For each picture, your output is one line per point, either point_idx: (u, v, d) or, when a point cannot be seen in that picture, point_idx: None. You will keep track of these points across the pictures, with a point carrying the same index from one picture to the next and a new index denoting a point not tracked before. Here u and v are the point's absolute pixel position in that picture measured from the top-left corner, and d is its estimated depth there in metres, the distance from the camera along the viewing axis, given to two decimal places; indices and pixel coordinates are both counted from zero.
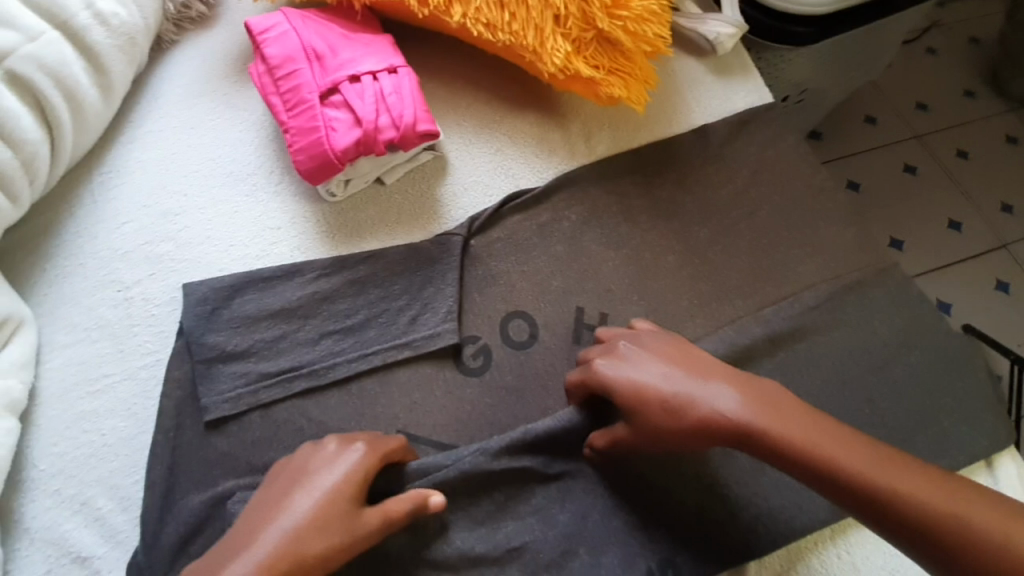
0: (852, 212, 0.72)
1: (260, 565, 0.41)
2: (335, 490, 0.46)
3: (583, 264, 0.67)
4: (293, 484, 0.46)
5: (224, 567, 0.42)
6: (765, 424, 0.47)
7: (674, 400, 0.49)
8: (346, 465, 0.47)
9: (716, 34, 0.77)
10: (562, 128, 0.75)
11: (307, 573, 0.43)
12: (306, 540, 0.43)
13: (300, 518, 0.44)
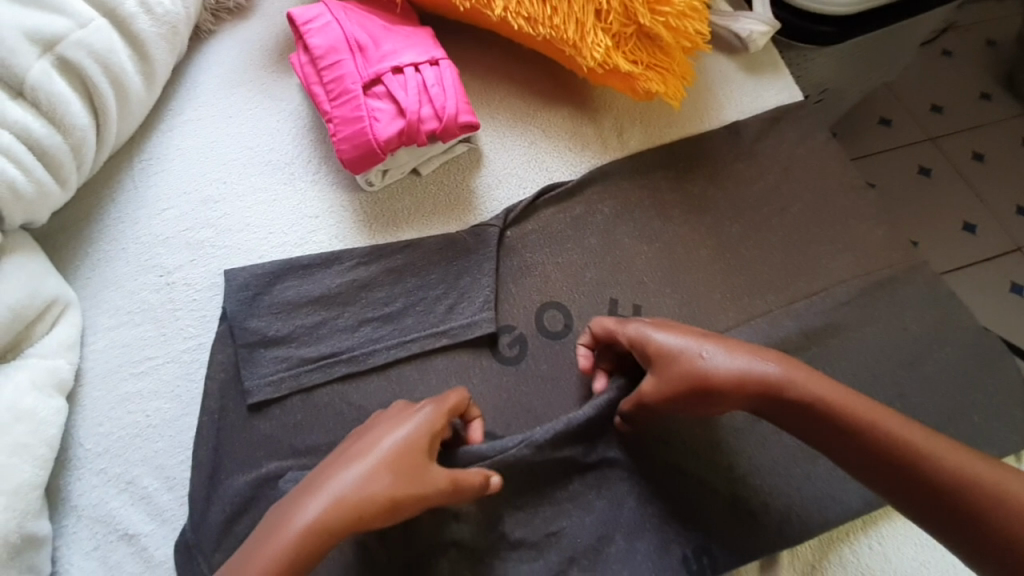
0: (880, 209, 0.73)
1: (331, 503, 0.43)
2: (400, 440, 0.47)
3: (617, 257, 0.68)
4: (366, 433, 0.48)
5: (297, 504, 0.44)
6: (800, 382, 0.48)
7: (709, 360, 0.49)
8: (416, 420, 0.48)
9: (749, 32, 0.77)
10: (595, 123, 0.76)
11: (376, 514, 0.44)
12: (373, 484, 0.44)
13: (370, 462, 0.45)
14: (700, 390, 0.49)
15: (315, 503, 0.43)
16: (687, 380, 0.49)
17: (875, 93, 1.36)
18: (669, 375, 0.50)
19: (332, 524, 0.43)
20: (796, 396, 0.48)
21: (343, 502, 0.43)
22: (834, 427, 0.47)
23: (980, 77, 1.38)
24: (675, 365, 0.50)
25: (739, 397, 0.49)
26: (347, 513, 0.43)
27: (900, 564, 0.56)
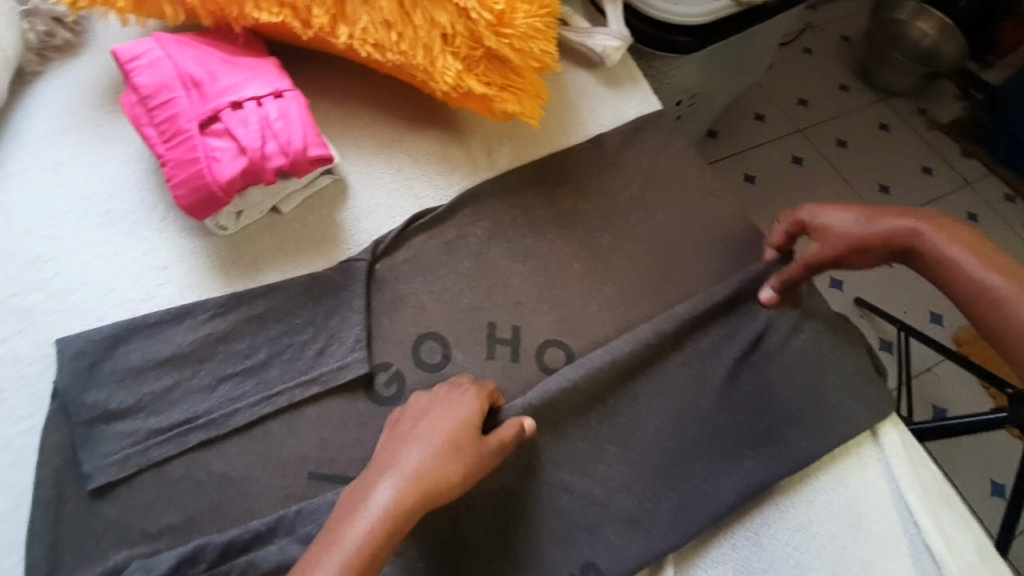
0: (738, 208, 0.77)
1: (403, 484, 0.47)
2: (459, 420, 0.51)
3: (492, 279, 0.67)
4: (422, 417, 0.52)
5: (373, 488, 0.47)
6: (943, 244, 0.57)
7: (871, 225, 0.61)
8: (467, 402, 0.53)
9: (602, 48, 0.81)
10: (463, 144, 0.75)
11: (448, 488, 0.48)
12: (444, 461, 0.48)
13: (434, 442, 0.49)
14: (858, 247, 0.61)
15: (391, 489, 0.47)
16: (846, 240, 0.61)
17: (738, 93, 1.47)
18: (831, 240, 0.62)
19: (410, 505, 0.46)
20: (932, 246, 0.58)
21: (419, 484, 0.47)
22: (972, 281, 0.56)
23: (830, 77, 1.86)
24: (843, 228, 0.62)
25: (892, 250, 0.60)
26: (424, 491, 0.47)
27: (775, 552, 0.56)
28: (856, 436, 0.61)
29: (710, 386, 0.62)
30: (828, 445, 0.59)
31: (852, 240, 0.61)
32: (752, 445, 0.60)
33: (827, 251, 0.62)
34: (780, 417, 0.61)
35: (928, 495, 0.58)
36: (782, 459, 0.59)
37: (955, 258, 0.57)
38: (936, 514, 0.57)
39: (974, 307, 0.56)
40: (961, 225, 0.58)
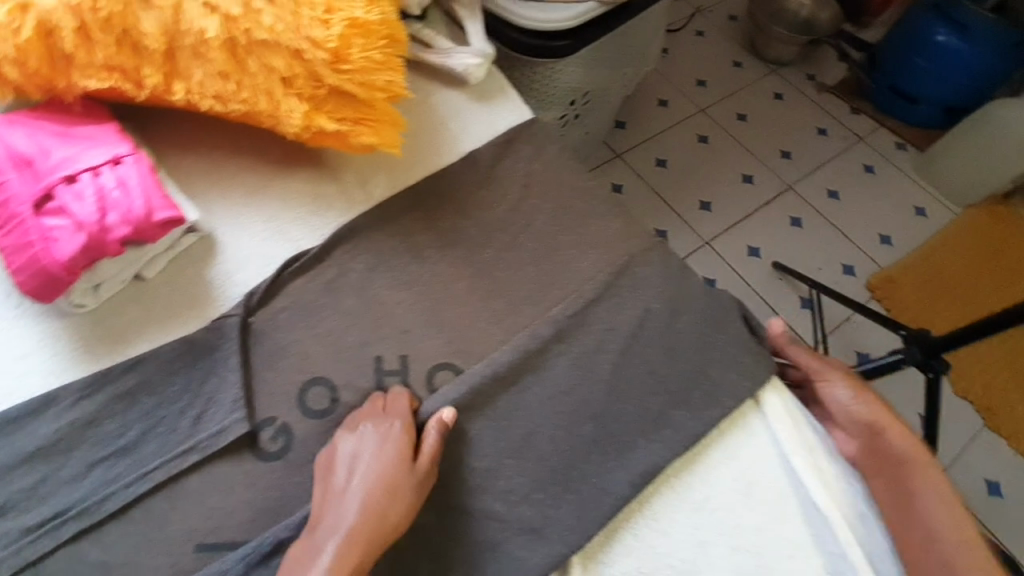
0: (617, 204, 0.79)
1: (350, 537, 0.51)
2: (393, 460, 0.55)
3: (377, 312, 0.66)
4: (353, 467, 0.55)
5: (322, 547, 0.51)
6: (896, 462, 0.61)
7: (869, 401, 0.65)
8: (396, 439, 0.56)
9: (464, 66, 0.81)
10: (336, 180, 0.74)
11: (393, 528, 0.53)
12: (382, 511, 0.53)
13: (370, 494, 0.53)
14: (847, 411, 0.65)
15: (334, 549, 0.50)
16: (833, 399, 0.66)
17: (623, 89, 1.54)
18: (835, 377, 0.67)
19: (359, 555, 0.51)
20: (886, 454, 0.62)
21: (360, 538, 0.51)
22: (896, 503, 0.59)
23: (716, 63, 2.11)
24: (849, 384, 0.66)
25: (874, 435, 0.63)
26: (368, 545, 0.51)
27: (677, 534, 0.59)
28: (739, 407, 0.65)
29: (598, 381, 0.64)
30: (711, 420, 0.63)
31: (845, 406, 0.65)
32: (643, 433, 0.62)
33: (827, 377, 0.67)
34: (666, 400, 0.64)
35: (812, 451, 0.61)
36: (671, 442, 0.62)
37: (920, 480, 0.59)
38: (820, 468, 0.60)
39: (898, 526, 0.59)
40: (935, 460, 0.61)
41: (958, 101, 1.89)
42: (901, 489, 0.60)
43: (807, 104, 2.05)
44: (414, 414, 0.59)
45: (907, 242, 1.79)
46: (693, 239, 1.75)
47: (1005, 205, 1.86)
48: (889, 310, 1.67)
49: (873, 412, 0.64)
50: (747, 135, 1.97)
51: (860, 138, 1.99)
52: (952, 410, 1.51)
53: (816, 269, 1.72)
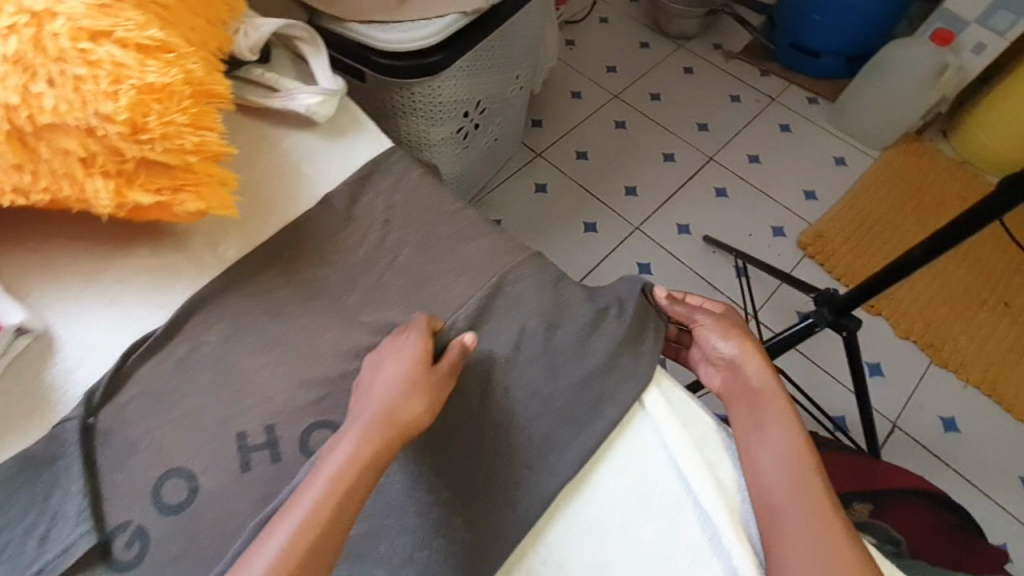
0: (486, 222, 0.76)
1: (372, 425, 0.54)
2: (413, 359, 0.59)
3: (236, 384, 0.62)
4: (373, 376, 0.59)
5: (345, 437, 0.54)
6: (756, 393, 0.64)
7: (738, 344, 0.67)
8: (410, 346, 0.60)
9: (307, 106, 0.76)
10: (183, 249, 0.68)
11: (415, 420, 0.55)
12: (396, 407, 0.55)
13: (382, 396, 0.56)
14: (718, 351, 0.68)
15: (357, 438, 0.53)
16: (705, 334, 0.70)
17: (522, 90, 1.52)
18: (709, 320, 0.70)
19: (381, 440, 0.53)
20: (747, 385, 0.64)
21: (381, 427, 0.54)
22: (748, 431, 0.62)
23: (622, 46, 2.10)
24: (722, 330, 0.69)
25: (740, 376, 0.66)
26: (383, 437, 0.54)
27: (571, 565, 0.56)
28: (625, 415, 0.63)
29: (476, 415, 0.62)
30: (597, 435, 0.61)
31: (717, 347, 0.68)
32: (528, 463, 0.61)
33: (703, 321, 0.70)
34: (549, 422, 0.62)
35: (701, 447, 0.62)
36: (557, 470, 0.60)
37: (777, 425, 0.60)
38: (710, 462, 0.61)
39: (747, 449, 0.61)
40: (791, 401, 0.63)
41: (857, 49, 1.92)
42: (758, 434, 0.61)
43: (717, 72, 2.05)
44: (435, 326, 0.63)
45: (831, 195, 1.80)
46: (622, 226, 1.72)
47: (919, 141, 1.89)
48: (823, 266, 1.67)
49: (743, 351, 0.67)
50: (661, 113, 1.95)
51: (773, 98, 2.00)
52: (898, 354, 1.51)
53: (747, 235, 1.72)
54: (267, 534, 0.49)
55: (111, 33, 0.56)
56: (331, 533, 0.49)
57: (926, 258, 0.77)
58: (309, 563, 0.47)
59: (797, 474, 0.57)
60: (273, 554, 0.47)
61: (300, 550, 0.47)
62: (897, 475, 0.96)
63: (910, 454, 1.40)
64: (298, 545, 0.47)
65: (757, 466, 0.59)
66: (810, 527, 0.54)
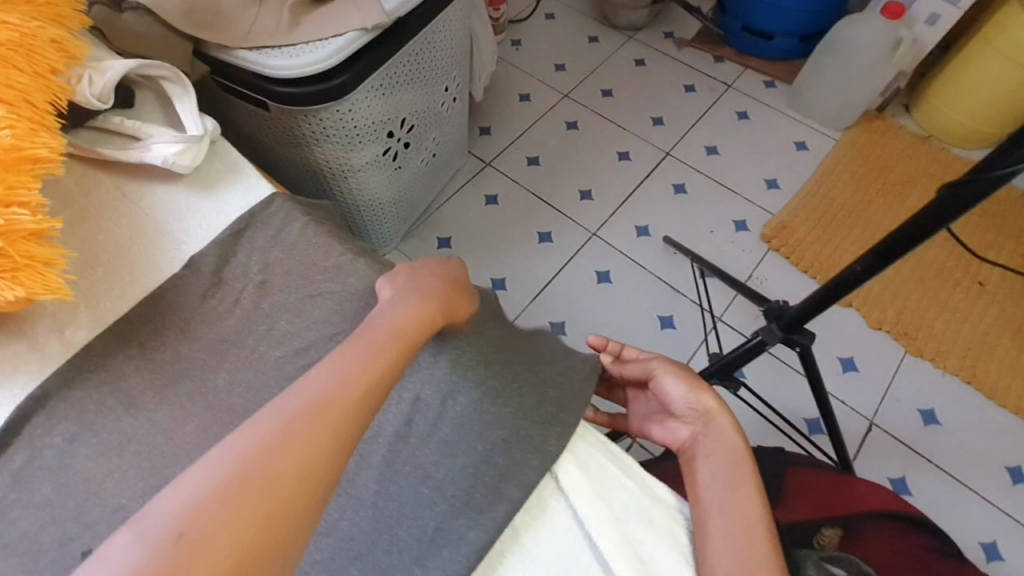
0: (381, 269, 0.67)
1: (427, 299, 0.57)
2: (453, 272, 0.64)
3: (82, 493, 0.53)
4: (408, 278, 0.61)
5: (405, 302, 0.56)
6: (726, 449, 0.59)
7: (698, 393, 0.64)
8: (444, 266, 0.64)
9: (164, 158, 0.67)
10: (21, 334, 0.58)
11: (459, 312, 0.60)
12: (444, 297, 0.58)
13: (429, 289, 0.59)
14: (681, 404, 0.65)
15: (414, 303, 0.56)
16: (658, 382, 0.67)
17: (456, 101, 1.43)
18: (664, 365, 0.67)
19: (437, 312, 0.56)
20: (717, 440, 0.60)
21: (437, 302, 0.57)
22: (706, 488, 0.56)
23: (570, 41, 2.00)
24: (678, 374, 0.66)
25: (707, 431, 0.62)
26: (431, 318, 0.55)
27: None
28: (533, 492, 0.55)
29: (360, 508, 0.53)
30: (494, 526, 0.52)
31: (679, 399, 0.65)
32: (419, 560, 0.52)
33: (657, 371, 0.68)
34: (446, 508, 0.54)
35: (620, 521, 0.54)
36: (450, 565, 0.51)
37: (743, 488, 0.56)
38: (632, 538, 0.54)
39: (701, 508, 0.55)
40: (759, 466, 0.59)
41: (810, 28, 1.84)
42: (723, 492, 0.55)
43: (670, 62, 1.96)
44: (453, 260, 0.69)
45: (794, 183, 1.73)
46: (577, 233, 1.61)
47: (881, 118, 1.82)
48: (789, 259, 1.59)
49: (715, 403, 0.63)
50: (614, 109, 1.85)
51: (729, 85, 1.92)
52: (872, 346, 1.42)
53: (709, 232, 1.63)
54: (315, 370, 0.46)
55: None
56: (382, 376, 0.47)
57: (868, 272, 0.70)
58: (364, 397, 0.45)
59: (760, 542, 0.52)
60: (326, 383, 0.44)
61: (355, 384, 0.45)
62: (871, 494, 0.87)
63: (891, 453, 1.31)
64: (355, 377, 0.46)
65: (722, 527, 0.53)
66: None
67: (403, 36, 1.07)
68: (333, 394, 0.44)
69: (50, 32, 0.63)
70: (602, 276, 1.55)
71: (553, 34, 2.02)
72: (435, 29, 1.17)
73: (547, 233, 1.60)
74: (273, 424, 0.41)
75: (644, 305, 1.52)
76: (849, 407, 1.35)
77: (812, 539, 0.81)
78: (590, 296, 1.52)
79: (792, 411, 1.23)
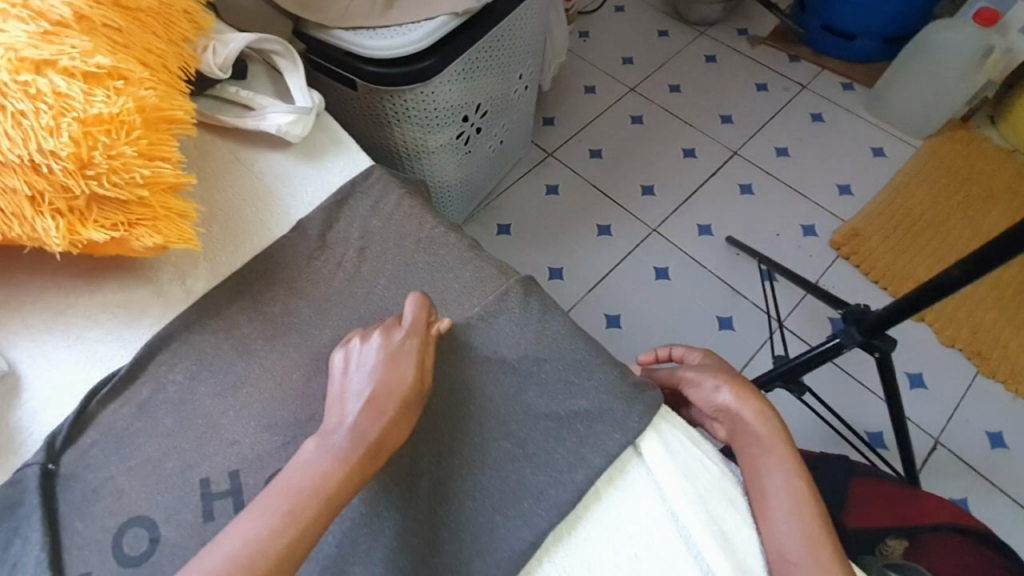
0: (470, 244, 0.70)
1: (380, 399, 0.51)
2: (412, 338, 0.56)
3: (201, 427, 0.58)
4: (365, 375, 0.53)
5: (356, 401, 0.51)
6: (755, 432, 0.58)
7: (723, 394, 0.61)
8: (414, 353, 0.55)
9: (278, 126, 0.71)
10: (150, 281, 0.64)
11: (418, 398, 0.54)
12: (394, 417, 0.51)
13: (380, 406, 0.51)
14: (709, 401, 0.62)
15: (362, 406, 0.51)
16: (687, 385, 0.64)
17: (527, 89, 1.45)
18: (689, 370, 0.65)
19: (391, 412, 0.51)
20: (744, 426, 0.58)
21: (391, 401, 0.52)
22: (750, 475, 0.56)
23: (639, 34, 1.99)
24: (707, 375, 0.63)
25: (735, 420, 0.59)
26: (370, 451, 0.49)
27: None
28: (617, 463, 0.57)
29: (451, 459, 0.57)
30: (575, 486, 0.55)
31: (709, 398, 0.62)
32: (505, 514, 0.54)
33: (685, 374, 0.65)
34: (528, 468, 0.56)
35: (705, 501, 0.55)
36: (531, 517, 0.54)
37: (780, 466, 0.55)
38: (716, 516, 0.55)
39: (752, 495, 0.56)
40: (790, 432, 0.58)
41: (895, 30, 1.77)
42: (760, 476, 0.55)
43: (742, 60, 1.92)
44: (425, 312, 0.59)
45: (867, 190, 1.67)
46: (637, 228, 1.61)
47: (965, 128, 1.73)
48: (857, 267, 1.55)
49: (735, 393, 0.60)
50: (682, 105, 1.83)
51: (803, 86, 1.86)
52: (942, 363, 1.37)
53: (774, 235, 1.60)
54: (247, 515, 0.45)
55: (54, 63, 0.53)
56: (309, 526, 0.45)
57: (965, 278, 0.67)
58: (292, 549, 0.44)
59: (807, 522, 0.52)
60: (249, 541, 0.44)
61: (281, 539, 0.44)
62: (935, 507, 0.84)
63: (956, 474, 1.26)
64: (277, 537, 0.44)
65: (768, 511, 0.54)
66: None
67: (487, 21, 1.09)
68: (293, 511, 0.45)
69: (184, 2, 0.68)
70: (661, 272, 1.55)
71: (622, 27, 2.00)
72: (512, 20, 1.18)
73: (607, 226, 1.61)
74: (245, 538, 0.44)
75: (701, 304, 1.51)
76: (914, 423, 1.30)
77: (876, 548, 0.80)
78: (647, 291, 1.52)
79: (854, 421, 1.20)
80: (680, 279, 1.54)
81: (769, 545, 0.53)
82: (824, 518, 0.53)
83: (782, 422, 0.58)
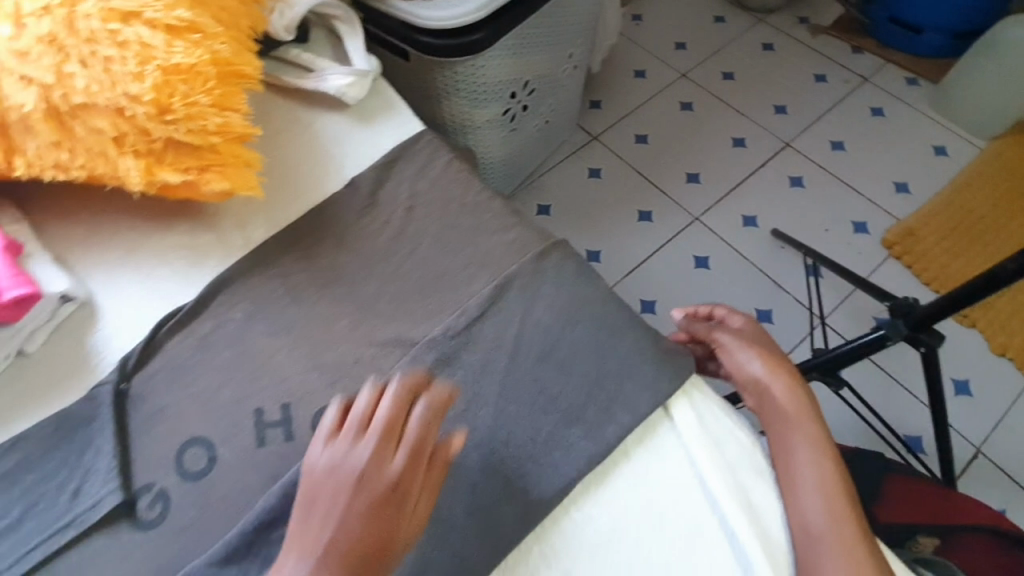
0: (513, 210, 0.72)
1: (380, 509, 0.45)
2: (412, 449, 0.47)
3: (252, 363, 0.62)
4: (361, 484, 0.46)
5: (350, 516, 0.45)
6: (784, 406, 0.58)
7: (756, 365, 0.60)
8: (413, 468, 0.47)
9: (337, 88, 0.75)
10: (214, 227, 0.69)
11: (419, 512, 0.47)
12: (394, 536, 0.45)
13: (358, 542, 0.44)
14: (740, 371, 0.61)
15: (360, 522, 0.45)
16: (722, 351, 0.63)
17: (576, 70, 1.45)
18: (727, 335, 0.64)
19: (391, 527, 0.45)
20: (774, 401, 0.58)
21: (392, 515, 0.46)
22: (779, 450, 0.56)
23: (694, 19, 1.94)
24: (743, 343, 0.62)
25: (764, 394, 0.59)
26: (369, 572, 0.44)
27: None
28: (646, 423, 0.58)
29: (484, 407, 0.58)
30: (603, 442, 0.57)
31: (741, 366, 0.61)
32: (534, 460, 0.56)
33: (722, 339, 0.64)
34: (556, 422, 0.58)
35: (732, 469, 0.56)
36: (560, 467, 0.56)
37: (806, 441, 0.55)
38: (743, 484, 0.55)
39: (779, 468, 0.56)
40: (818, 407, 0.58)
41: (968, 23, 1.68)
42: (787, 450, 0.56)
43: (801, 50, 1.86)
44: (429, 411, 0.49)
45: (925, 189, 1.60)
46: (679, 216, 1.59)
47: None
48: (908, 268, 1.49)
49: (767, 366, 0.60)
50: (735, 93, 1.79)
51: (864, 78, 1.79)
52: (991, 372, 1.31)
53: (822, 230, 1.56)
54: None
55: (141, 15, 0.58)
56: None
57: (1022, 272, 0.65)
58: None
59: (832, 494, 0.53)
60: None
61: None
62: (977, 510, 0.81)
63: (997, 486, 1.22)
64: None
65: (792, 484, 0.54)
66: (848, 556, 0.50)
67: None
68: None
69: None
70: (701, 261, 1.53)
71: (677, 11, 1.96)
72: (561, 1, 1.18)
73: (649, 212, 1.59)
74: None
75: (741, 295, 1.48)
76: (956, 431, 1.26)
77: (906, 544, 0.78)
78: (686, 279, 1.51)
79: (892, 422, 1.17)
80: (719, 269, 1.52)
81: (791, 516, 0.54)
82: (848, 490, 0.54)
83: (810, 398, 0.58)
